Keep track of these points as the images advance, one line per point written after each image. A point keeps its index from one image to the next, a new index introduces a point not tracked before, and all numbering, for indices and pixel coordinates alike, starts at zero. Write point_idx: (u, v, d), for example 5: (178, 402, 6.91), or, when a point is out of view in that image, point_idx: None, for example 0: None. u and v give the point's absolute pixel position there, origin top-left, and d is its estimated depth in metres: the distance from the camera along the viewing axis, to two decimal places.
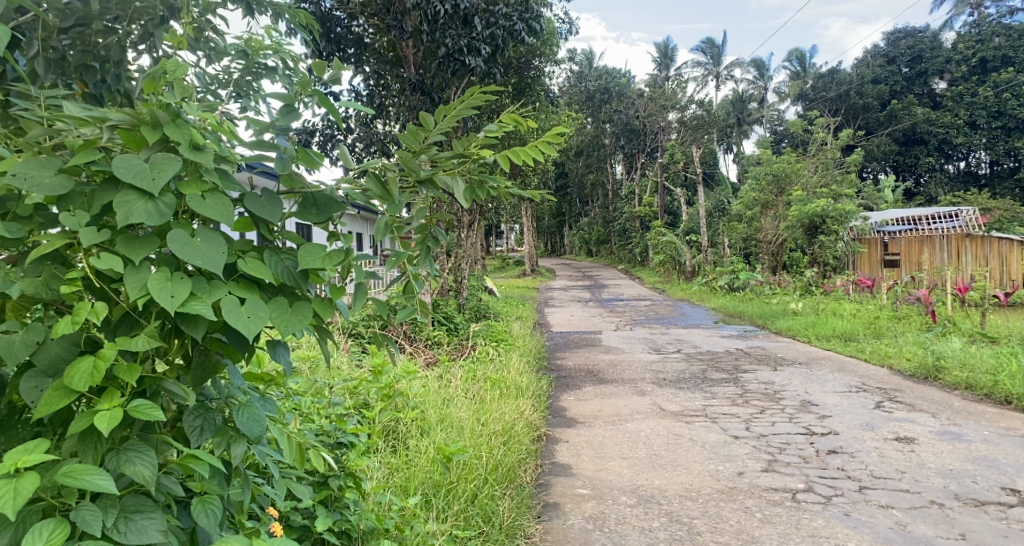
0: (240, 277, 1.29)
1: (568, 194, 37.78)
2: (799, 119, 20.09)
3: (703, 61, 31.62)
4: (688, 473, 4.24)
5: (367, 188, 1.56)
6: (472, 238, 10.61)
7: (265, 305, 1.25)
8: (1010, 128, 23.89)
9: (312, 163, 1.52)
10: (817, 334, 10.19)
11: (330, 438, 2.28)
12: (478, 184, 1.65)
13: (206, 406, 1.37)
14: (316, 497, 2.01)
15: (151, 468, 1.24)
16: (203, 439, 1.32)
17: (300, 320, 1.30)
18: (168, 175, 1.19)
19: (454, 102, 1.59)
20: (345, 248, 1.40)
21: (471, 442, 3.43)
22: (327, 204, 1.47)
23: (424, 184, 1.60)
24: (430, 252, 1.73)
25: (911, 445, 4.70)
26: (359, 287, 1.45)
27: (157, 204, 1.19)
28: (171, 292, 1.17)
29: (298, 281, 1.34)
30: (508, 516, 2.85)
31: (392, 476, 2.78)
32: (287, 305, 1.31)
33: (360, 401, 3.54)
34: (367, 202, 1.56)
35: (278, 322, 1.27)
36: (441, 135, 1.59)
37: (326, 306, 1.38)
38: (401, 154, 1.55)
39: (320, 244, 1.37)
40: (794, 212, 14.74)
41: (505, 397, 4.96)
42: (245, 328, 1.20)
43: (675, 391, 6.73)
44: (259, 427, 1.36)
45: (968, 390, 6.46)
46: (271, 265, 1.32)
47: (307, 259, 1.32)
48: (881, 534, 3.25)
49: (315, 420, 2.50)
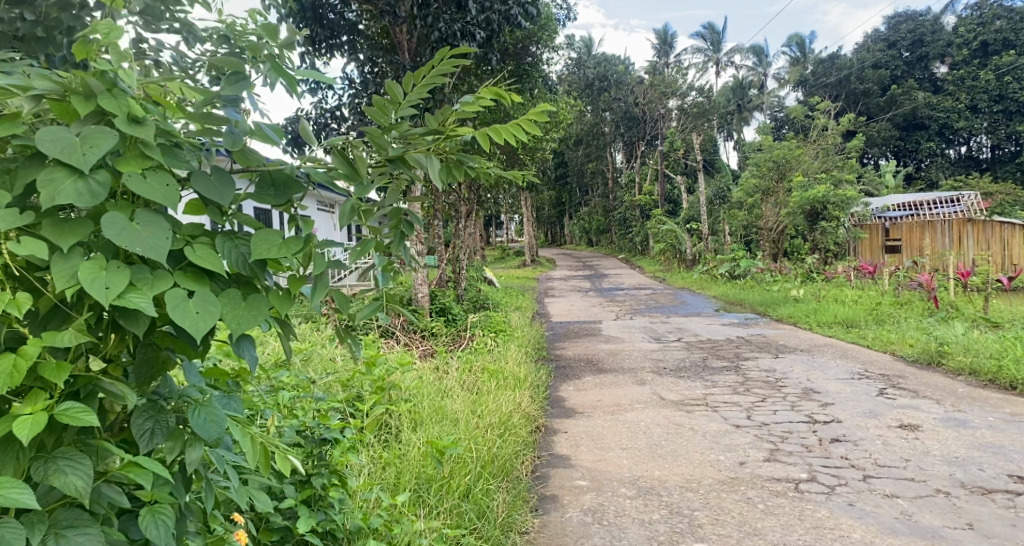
0: (187, 266, 1.20)
1: (568, 184, 37.63)
2: (799, 105, 19.93)
3: (702, 48, 31.33)
4: (688, 463, 4.16)
5: (333, 167, 1.46)
6: (470, 229, 10.51)
7: (215, 299, 1.16)
8: (1011, 112, 23.79)
9: (270, 140, 1.42)
10: (819, 321, 10.11)
11: (314, 435, 2.20)
12: (455, 164, 1.59)
13: (156, 407, 1.29)
14: (298, 496, 1.95)
15: (85, 479, 1.15)
16: (151, 445, 1.24)
17: (255, 315, 1.22)
18: (101, 151, 1.11)
19: (425, 69, 1.50)
20: (304, 237, 1.31)
21: (466, 435, 3.34)
22: (287, 185, 1.38)
23: (395, 163, 1.52)
24: (404, 237, 1.67)
25: (915, 432, 4.63)
26: (321, 278, 1.37)
27: (89, 183, 1.11)
28: (104, 283, 1.08)
29: (253, 271, 1.26)
30: (503, 512, 2.79)
31: (383, 472, 2.72)
32: (240, 299, 1.23)
33: (352, 393, 3.45)
34: (333, 182, 1.48)
35: (230, 318, 1.19)
36: (412, 106, 1.51)
37: (285, 299, 1.30)
38: (369, 130, 1.46)
39: (277, 232, 1.29)
40: (795, 198, 14.61)
41: (502, 388, 4.90)
42: (192, 326, 1.11)
43: (675, 379, 6.66)
44: (216, 430, 1.26)
45: (972, 375, 6.38)
46: (224, 253, 1.24)
47: (261, 249, 1.24)
48: (886, 524, 3.16)
49: (299, 416, 2.42)
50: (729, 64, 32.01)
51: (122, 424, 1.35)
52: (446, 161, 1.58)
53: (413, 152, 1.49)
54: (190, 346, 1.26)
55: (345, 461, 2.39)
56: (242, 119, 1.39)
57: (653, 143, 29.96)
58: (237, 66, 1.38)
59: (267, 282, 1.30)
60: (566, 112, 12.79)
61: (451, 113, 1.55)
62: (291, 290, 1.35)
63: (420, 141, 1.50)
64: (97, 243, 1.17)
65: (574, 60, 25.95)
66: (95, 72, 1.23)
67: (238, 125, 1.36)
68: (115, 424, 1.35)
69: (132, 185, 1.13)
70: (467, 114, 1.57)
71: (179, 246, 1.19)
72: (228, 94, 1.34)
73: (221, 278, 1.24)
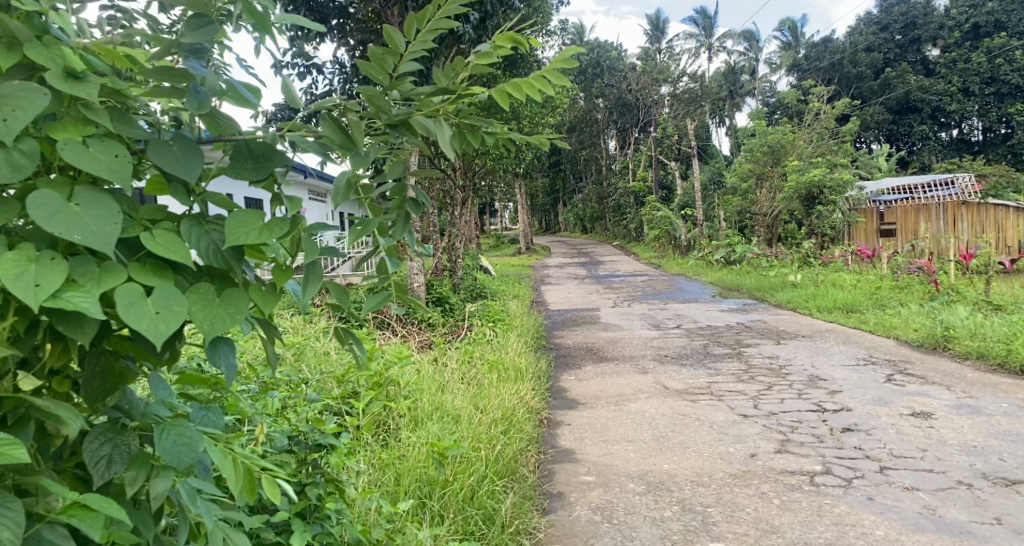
0: (144, 258, 1.03)
1: (560, 171, 37.38)
2: (793, 89, 19.74)
3: (694, 33, 31.02)
4: (698, 456, 4.01)
5: (324, 135, 1.29)
6: (464, 216, 10.27)
7: (180, 296, 0.99)
8: (1004, 94, 23.83)
9: (244, 103, 1.24)
10: (819, 306, 9.99)
11: (306, 441, 2.01)
12: (469, 129, 1.43)
13: (115, 430, 1.13)
14: (292, 508, 1.76)
15: (14, 525, 0.96)
16: (106, 475, 1.07)
17: (231, 314, 1.04)
18: (26, 114, 0.94)
19: (428, 12, 1.32)
20: (290, 220, 1.13)
21: (469, 433, 3.17)
22: (265, 155, 1.19)
23: (398, 129, 1.33)
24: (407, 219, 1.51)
25: (929, 420, 4.50)
26: (312, 267, 1.19)
27: (11, 154, 0.94)
28: (32, 279, 0.90)
29: (227, 262, 1.08)
30: (510, 513, 2.63)
31: (381, 475, 2.56)
32: (214, 295, 1.05)
33: (347, 389, 3.31)
34: (323, 154, 1.30)
35: (198, 318, 1.02)
36: (416, 59, 1.33)
37: (269, 293, 1.14)
38: (364, 88, 1.27)
39: (255, 213, 1.11)
40: (792, 182, 14.44)
41: (503, 380, 4.74)
42: (150, 331, 0.94)
43: (678, 367, 6.51)
44: (189, 455, 1.10)
45: (980, 360, 6.26)
46: (191, 242, 1.06)
47: (233, 230, 1.05)
48: (909, 520, 3.03)
49: (291, 421, 2.25)
50: (722, 48, 31.71)
51: (74, 448, 1.19)
52: (458, 126, 1.43)
53: (417, 115, 1.31)
54: (150, 352, 1.09)
55: (341, 469, 2.22)
56: (209, 75, 1.19)
57: (647, 129, 29.83)
58: (199, 12, 1.18)
59: (245, 274, 1.12)
60: (561, 97, 12.59)
61: (463, 66, 1.39)
62: (277, 283, 1.17)
63: (425, 100, 1.31)
64: (28, 233, 0.99)
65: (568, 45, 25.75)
66: (20, 18, 1.06)
67: (203, 84, 1.17)
68: (64, 448, 1.18)
69: (66, 155, 0.96)
70: (483, 67, 1.41)
71: (135, 232, 1.01)
72: (188, 44, 1.15)
73: (188, 270, 1.07)
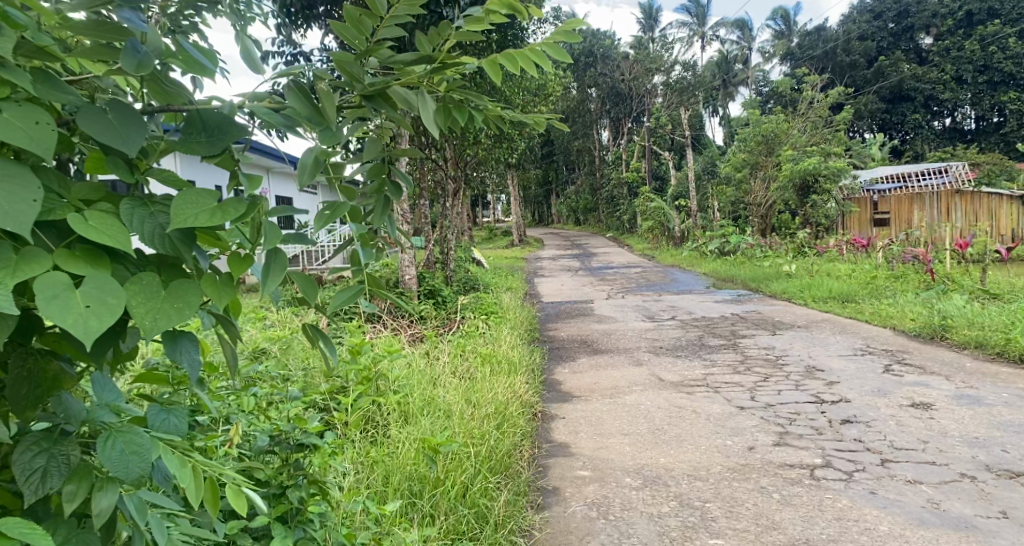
0: (75, 243, 0.93)
1: (553, 162, 37.20)
2: (787, 79, 19.64)
3: (688, 22, 30.83)
4: (695, 449, 3.93)
5: (289, 106, 1.18)
6: (456, 208, 10.13)
7: (117, 288, 0.89)
8: (996, 82, 23.93)
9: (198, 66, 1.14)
10: (814, 296, 9.91)
11: (289, 440, 1.85)
12: (453, 106, 1.34)
13: (51, 439, 1.05)
14: (271, 512, 1.64)
15: None
16: (40, 489, 1.00)
17: (178, 309, 0.94)
18: None
19: None
20: (248, 201, 1.03)
21: (461, 429, 3.06)
22: (221, 128, 1.08)
23: (373, 100, 1.23)
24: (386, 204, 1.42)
25: (929, 411, 4.43)
26: (275, 256, 1.10)
27: None
28: None
29: (175, 248, 0.98)
30: (504, 510, 2.54)
31: (369, 475, 2.45)
32: (160, 286, 0.95)
33: (334, 385, 3.23)
34: (290, 129, 1.20)
35: (139, 311, 0.92)
36: (399, 24, 1.22)
37: (224, 283, 1.04)
38: (337, 54, 1.17)
39: (207, 192, 1.00)
40: (786, 170, 14.33)
41: (497, 374, 4.64)
42: (77, 325, 0.84)
43: (673, 359, 6.44)
44: (140, 465, 1.00)
45: (978, 349, 6.20)
46: (133, 226, 0.96)
47: (181, 207, 0.95)
48: (913, 514, 2.96)
49: (270, 421, 2.09)
50: (715, 37, 31.50)
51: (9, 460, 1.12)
52: (444, 100, 1.33)
53: (397, 85, 1.22)
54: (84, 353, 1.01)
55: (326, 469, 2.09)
56: (153, 37, 1.09)
57: (640, 119, 29.69)
58: None
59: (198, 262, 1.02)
60: (554, 85, 12.42)
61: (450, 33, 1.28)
62: (233, 274, 1.07)
63: (407, 70, 1.21)
64: None
65: None
66: None
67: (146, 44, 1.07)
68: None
69: None
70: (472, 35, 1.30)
71: (64, 215, 0.92)
72: None
73: (129, 259, 0.97)
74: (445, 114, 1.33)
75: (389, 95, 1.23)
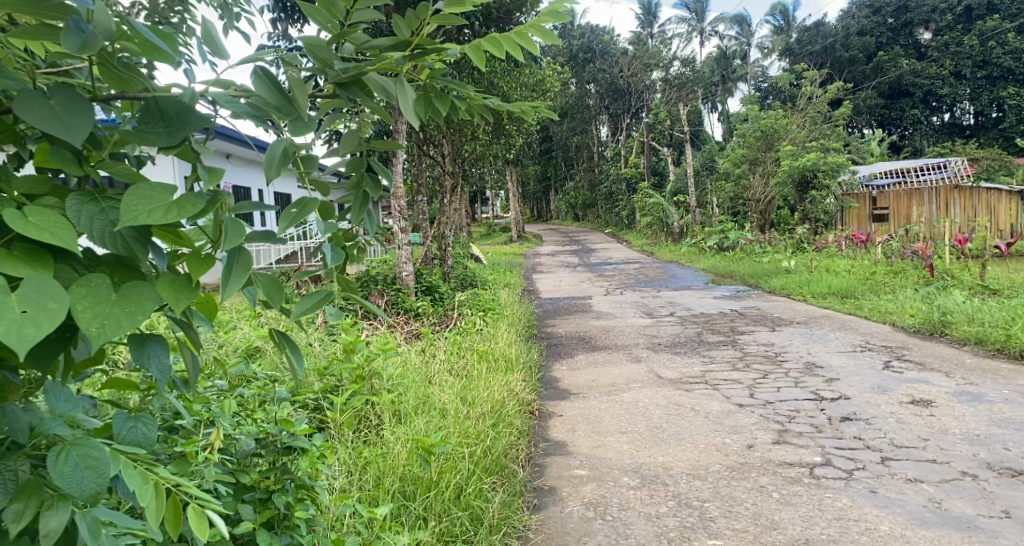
0: (15, 242, 0.89)
1: (552, 158, 37.12)
2: (786, 74, 19.57)
3: (686, 17, 30.73)
4: (694, 448, 3.89)
5: (255, 94, 1.13)
6: (454, 204, 10.06)
7: (59, 291, 0.84)
8: (995, 77, 24.00)
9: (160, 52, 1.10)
10: (813, 292, 9.87)
11: (276, 443, 1.81)
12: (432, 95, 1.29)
13: None
14: (256, 518, 1.61)
15: None
16: None
17: (130, 313, 0.90)
18: None
19: None
20: (209, 197, 0.99)
21: (455, 429, 3.02)
22: (178, 117, 1.04)
23: (346, 89, 1.18)
24: (365, 203, 1.38)
25: (929, 408, 4.39)
26: (237, 255, 1.05)
27: None
28: None
29: (130, 248, 0.93)
30: (498, 512, 2.51)
31: (362, 477, 2.41)
32: (111, 290, 0.91)
33: (328, 384, 3.20)
34: (257, 119, 1.15)
35: (87, 316, 0.87)
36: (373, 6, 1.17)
37: (184, 287, 0.99)
38: (306, 40, 1.14)
39: (162, 186, 0.96)
40: (785, 166, 14.28)
41: (493, 372, 4.59)
42: (11, 333, 0.78)
43: (672, 356, 6.39)
44: (97, 481, 0.96)
45: (978, 345, 6.17)
46: (81, 224, 0.92)
47: (130, 206, 0.90)
48: (915, 514, 2.92)
49: (257, 423, 2.05)
50: (714, 33, 31.37)
51: None
52: (424, 91, 1.29)
53: (372, 72, 1.16)
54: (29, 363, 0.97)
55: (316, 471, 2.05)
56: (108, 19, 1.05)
57: (638, 115, 29.62)
58: None
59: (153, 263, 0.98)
60: (551, 81, 12.33)
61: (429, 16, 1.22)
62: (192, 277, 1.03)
63: (383, 56, 1.17)
64: None
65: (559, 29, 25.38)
66: None
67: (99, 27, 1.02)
68: None
69: None
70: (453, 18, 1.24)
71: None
72: None
73: (77, 259, 0.94)
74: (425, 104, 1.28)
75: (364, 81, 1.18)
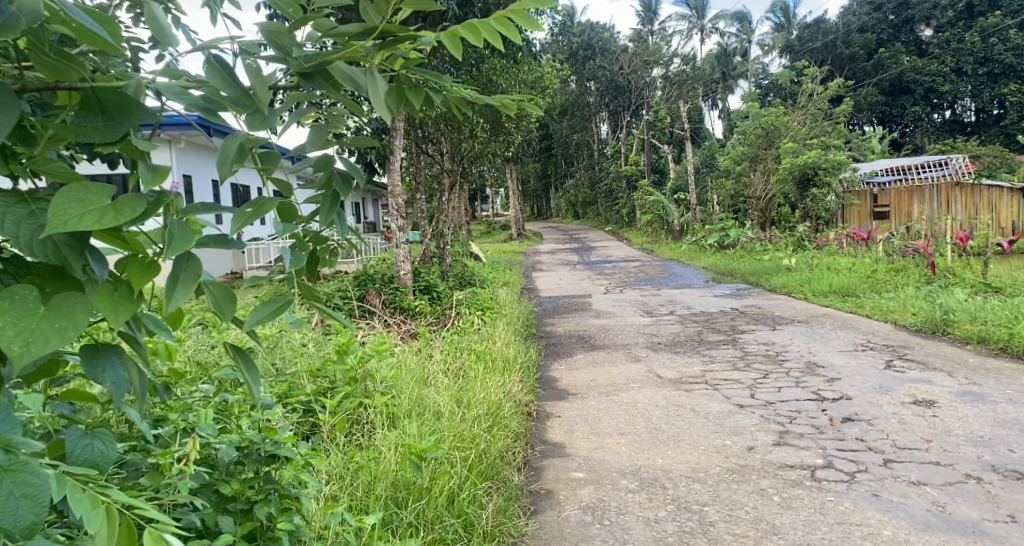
0: None
1: (552, 155, 37.04)
2: (787, 71, 19.48)
3: (687, 14, 30.62)
4: (693, 450, 3.83)
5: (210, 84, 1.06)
6: (452, 202, 10.00)
7: None
8: (996, 74, 23.93)
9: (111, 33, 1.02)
10: (814, 290, 9.81)
11: (259, 452, 1.77)
12: (404, 87, 1.23)
13: None
14: (237, 530, 1.57)
15: None
16: None
17: (60, 328, 0.82)
18: None
19: None
20: (154, 197, 0.96)
21: (449, 432, 2.96)
22: (124, 111, 0.97)
23: (310, 78, 1.12)
24: (335, 203, 1.32)
25: (932, 409, 4.33)
26: (187, 259, 0.98)
27: None
28: None
29: (62, 256, 0.87)
30: (492, 520, 2.45)
31: (353, 484, 2.36)
32: (38, 303, 0.84)
33: (321, 386, 3.16)
34: (212, 111, 1.07)
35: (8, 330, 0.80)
36: None
37: (124, 299, 0.93)
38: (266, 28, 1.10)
39: (97, 186, 0.89)
40: (786, 163, 14.22)
41: (491, 373, 4.53)
42: None
43: (671, 355, 6.34)
44: (32, 513, 0.87)
45: (981, 344, 6.11)
46: (7, 228, 0.86)
47: (59, 211, 0.84)
48: (919, 518, 2.87)
49: (239, 430, 2.00)
50: (714, 30, 31.25)
51: None
52: (397, 83, 1.22)
53: (338, 63, 1.10)
54: None
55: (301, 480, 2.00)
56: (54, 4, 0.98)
57: (639, 112, 29.53)
58: None
59: (89, 270, 0.90)
60: (550, 78, 12.27)
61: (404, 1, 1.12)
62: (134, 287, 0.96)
63: (349, 45, 1.09)
64: None
65: (558, 26, 25.29)
66: None
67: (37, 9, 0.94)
68: None
69: None
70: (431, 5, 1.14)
71: None
72: None
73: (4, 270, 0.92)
74: (397, 98, 1.22)
75: (329, 70, 1.11)
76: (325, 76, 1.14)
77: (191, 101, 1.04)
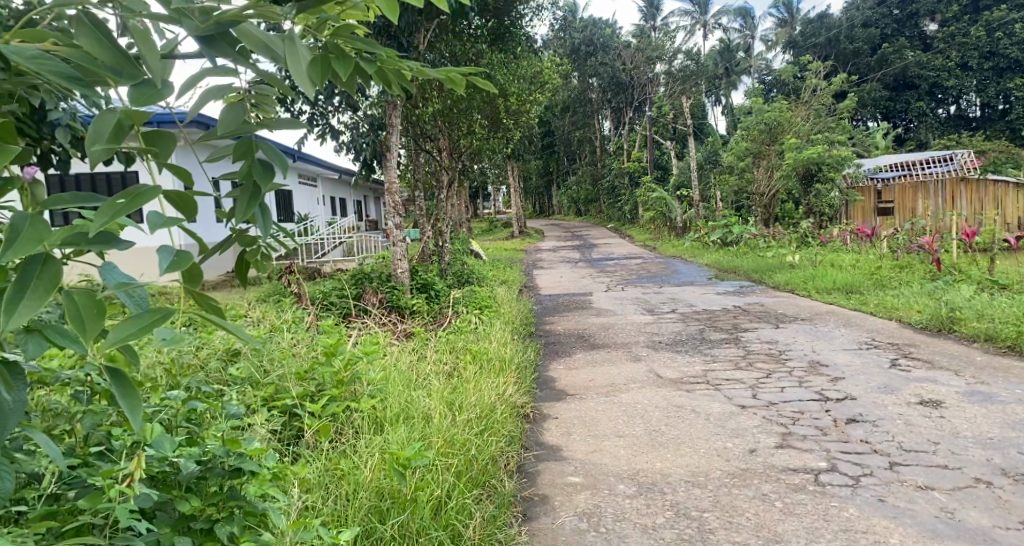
0: None
1: (554, 152, 36.90)
2: (790, 66, 19.28)
3: (690, 10, 30.39)
4: (694, 453, 3.73)
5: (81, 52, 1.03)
6: (451, 199, 9.88)
7: None
8: (1002, 69, 23.63)
9: None
10: (818, 288, 9.69)
11: (222, 466, 1.68)
12: (328, 59, 1.20)
13: None
14: None
15: None
16: None
17: None
18: None
19: None
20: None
21: (438, 437, 2.87)
22: None
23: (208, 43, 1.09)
24: (256, 195, 1.25)
25: (939, 409, 4.22)
26: (43, 262, 0.94)
27: None
28: None
29: None
30: (481, 531, 2.38)
31: (334, 498, 2.29)
32: None
33: (307, 389, 3.09)
34: (84, 83, 1.04)
35: None
36: None
37: None
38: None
39: None
40: (789, 158, 14.10)
41: (485, 373, 4.44)
42: None
43: (672, 354, 6.23)
44: None
45: (988, 342, 5.99)
46: None
47: None
48: (927, 526, 2.76)
49: (206, 439, 1.93)
50: (717, 26, 31.05)
51: None
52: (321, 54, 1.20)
53: (247, 25, 1.08)
54: None
55: (271, 496, 1.93)
56: None
57: (640, 109, 29.39)
58: None
59: None
60: (550, 73, 12.15)
61: None
62: None
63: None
64: None
65: (560, 22, 25.18)
66: None
67: None
68: None
69: None
70: None
71: None
72: None
73: None
74: (323, 69, 1.19)
75: (234, 36, 1.09)
76: (231, 40, 1.11)
77: (57, 73, 1.00)
